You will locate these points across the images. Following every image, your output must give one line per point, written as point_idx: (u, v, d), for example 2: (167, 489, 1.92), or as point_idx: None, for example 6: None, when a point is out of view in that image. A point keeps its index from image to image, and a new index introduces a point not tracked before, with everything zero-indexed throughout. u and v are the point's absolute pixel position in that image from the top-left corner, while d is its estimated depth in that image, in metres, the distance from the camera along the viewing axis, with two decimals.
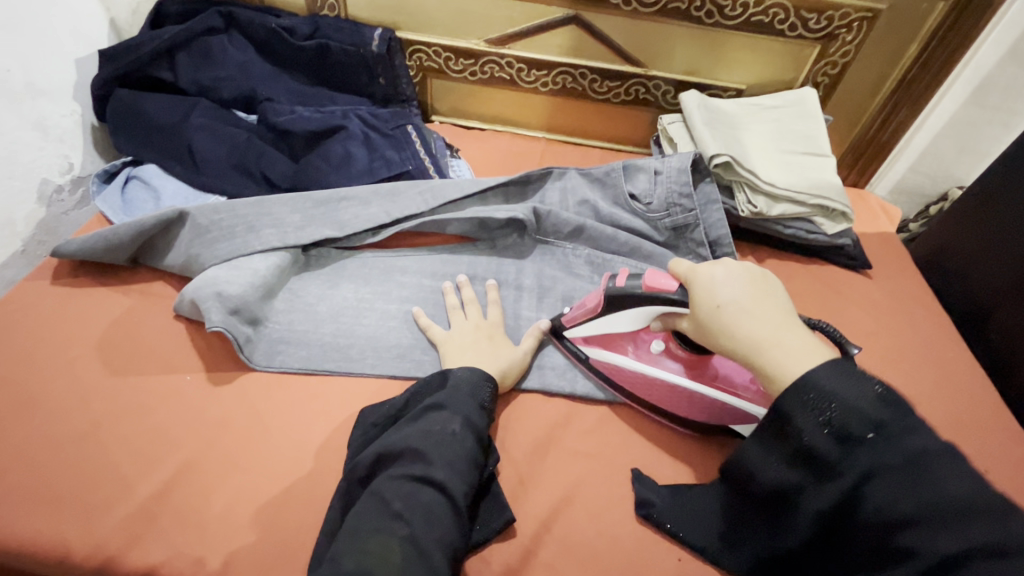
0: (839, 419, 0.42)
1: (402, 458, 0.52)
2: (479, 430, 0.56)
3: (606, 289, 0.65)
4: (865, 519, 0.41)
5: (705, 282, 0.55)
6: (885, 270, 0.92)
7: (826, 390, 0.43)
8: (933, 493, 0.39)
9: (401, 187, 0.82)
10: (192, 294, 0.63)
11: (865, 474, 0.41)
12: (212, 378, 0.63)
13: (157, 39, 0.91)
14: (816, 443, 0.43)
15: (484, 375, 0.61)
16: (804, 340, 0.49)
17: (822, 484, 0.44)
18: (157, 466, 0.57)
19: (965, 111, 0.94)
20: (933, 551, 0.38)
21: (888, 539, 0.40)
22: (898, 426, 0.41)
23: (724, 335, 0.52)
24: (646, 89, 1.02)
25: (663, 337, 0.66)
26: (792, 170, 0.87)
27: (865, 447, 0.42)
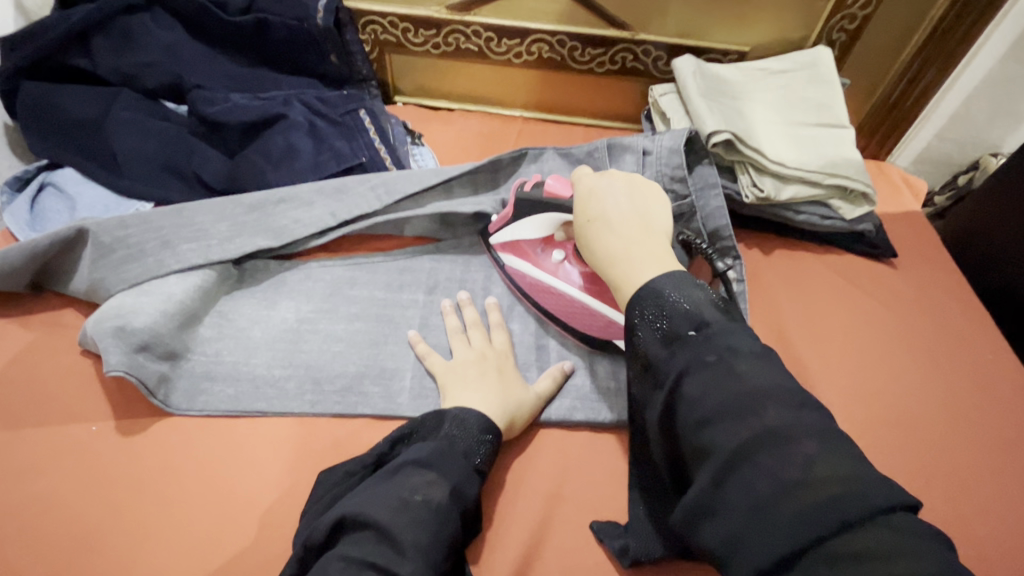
0: (666, 322, 0.43)
1: (367, 534, 0.41)
2: (465, 503, 0.46)
3: (515, 196, 0.64)
4: (680, 425, 0.40)
5: (586, 194, 0.54)
6: (912, 257, 0.81)
7: (660, 299, 0.44)
8: (737, 383, 0.38)
9: (350, 183, 0.71)
10: (91, 331, 0.54)
11: (682, 372, 0.40)
12: (121, 428, 0.54)
13: (66, 21, 0.79)
14: (649, 348, 0.44)
15: (485, 426, 0.51)
16: (657, 254, 0.49)
17: (655, 392, 0.43)
18: (53, 539, 0.48)
19: (1002, 68, 0.82)
20: (725, 443, 0.36)
21: (692, 438, 0.39)
22: (720, 328, 0.41)
23: (588, 250, 0.52)
24: (635, 56, 0.89)
25: (568, 249, 0.63)
26: (804, 146, 0.75)
27: (686, 346, 0.42)
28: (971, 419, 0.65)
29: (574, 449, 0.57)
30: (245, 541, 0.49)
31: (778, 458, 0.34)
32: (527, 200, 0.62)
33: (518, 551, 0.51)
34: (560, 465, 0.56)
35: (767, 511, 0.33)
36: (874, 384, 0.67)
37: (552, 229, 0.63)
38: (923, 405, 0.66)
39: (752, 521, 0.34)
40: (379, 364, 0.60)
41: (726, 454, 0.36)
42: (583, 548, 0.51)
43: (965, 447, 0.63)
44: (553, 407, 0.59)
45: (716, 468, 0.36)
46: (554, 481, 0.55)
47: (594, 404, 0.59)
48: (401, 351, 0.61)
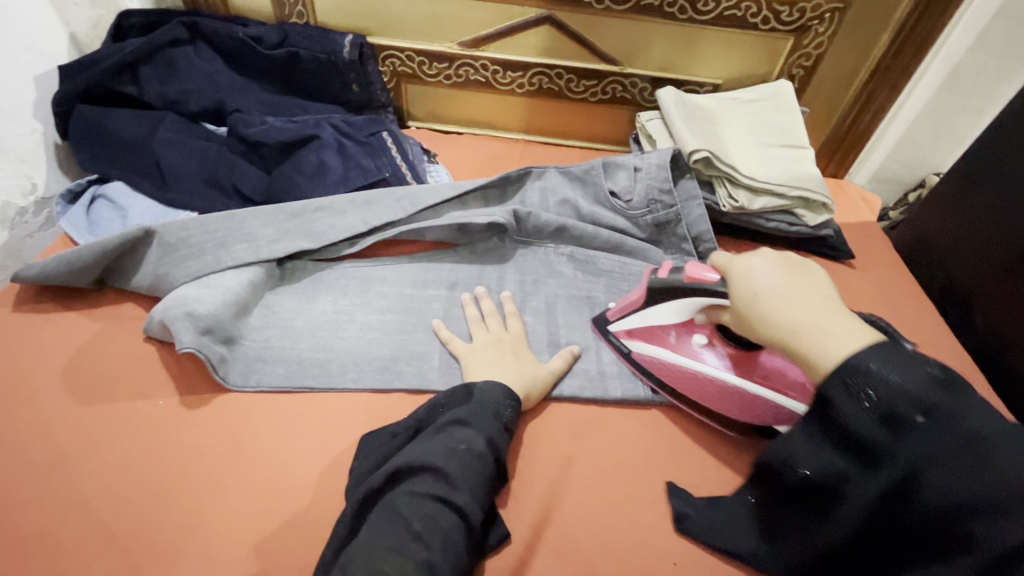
0: (884, 402, 0.42)
1: (424, 474, 0.51)
2: (499, 453, 0.55)
3: (647, 283, 0.66)
4: (921, 509, 0.41)
5: (742, 272, 0.54)
6: (868, 260, 0.92)
7: (875, 374, 0.42)
8: (990, 477, 0.39)
9: (377, 195, 0.80)
10: (162, 316, 0.61)
11: (920, 462, 0.41)
12: (185, 402, 0.61)
13: (119, 52, 0.88)
14: (861, 428, 0.43)
15: (507, 394, 0.59)
16: (848, 324, 0.47)
17: (874, 471, 0.43)
18: (129, 495, 0.55)
19: (936, 100, 0.96)
20: (994, 542, 0.38)
21: (941, 526, 0.41)
22: (949, 410, 0.41)
23: (761, 323, 0.51)
24: (623, 88, 1.02)
25: (706, 332, 0.65)
26: (771, 163, 0.87)
27: (913, 430, 0.41)
28: None
29: (586, 419, 0.66)
30: (303, 496, 0.56)
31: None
32: (658, 286, 0.64)
33: (539, 501, 0.59)
34: (571, 431, 0.64)
35: None
36: None
37: (690, 315, 0.64)
38: None
39: None
40: (409, 348, 0.68)
41: (996, 552, 0.38)
42: (595, 500, 0.59)
43: None
44: (563, 386, 0.67)
45: (984, 562, 0.38)
46: (567, 446, 0.63)
47: (600, 382, 0.68)
48: (428, 337, 0.70)
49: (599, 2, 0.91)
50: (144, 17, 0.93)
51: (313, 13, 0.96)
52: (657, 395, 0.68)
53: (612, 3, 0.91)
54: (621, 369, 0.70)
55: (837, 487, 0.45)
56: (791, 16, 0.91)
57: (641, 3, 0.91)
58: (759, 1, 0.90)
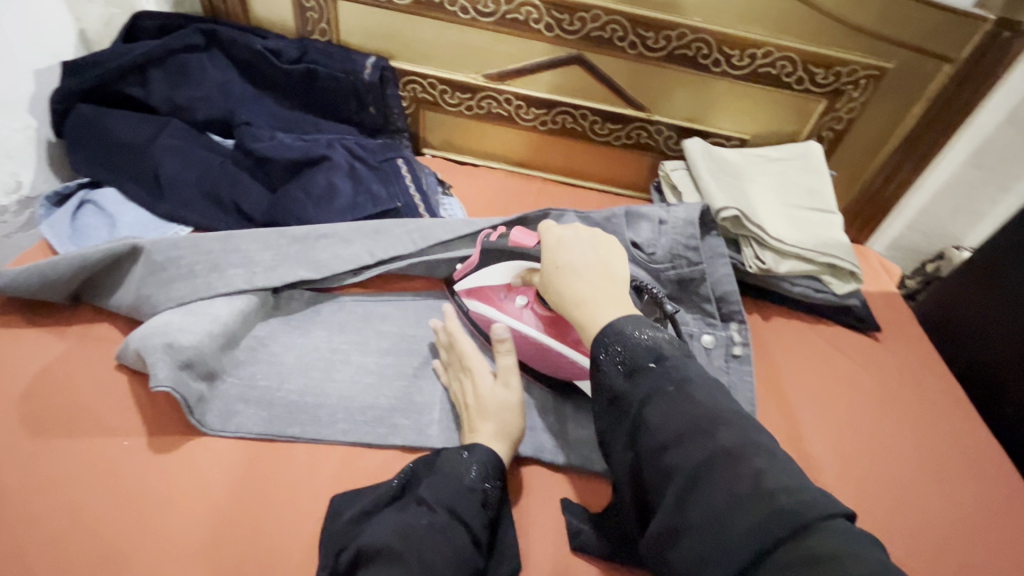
0: (628, 356, 0.46)
1: (379, 558, 0.44)
2: (469, 526, 0.48)
3: (482, 243, 0.71)
4: (643, 447, 0.43)
5: (553, 243, 0.57)
6: (892, 332, 0.88)
7: (621, 334, 0.47)
8: (694, 410, 0.42)
9: (386, 226, 0.74)
10: (138, 344, 0.55)
11: (644, 403, 0.44)
12: (154, 445, 0.54)
13: (129, 53, 0.84)
14: (611, 382, 0.47)
15: (486, 458, 0.52)
16: (620, 302, 0.51)
17: (620, 421, 0.46)
18: (77, 551, 0.47)
19: (962, 173, 0.95)
20: (686, 465, 0.40)
21: (654, 465, 0.42)
22: (674, 360, 0.46)
23: (556, 294, 0.55)
24: (648, 134, 0.99)
25: (530, 294, 0.65)
26: (799, 226, 0.84)
27: (647, 376, 0.45)
28: (954, 487, 0.70)
29: (595, 492, 0.59)
30: (282, 566, 0.49)
31: (731, 475, 0.38)
32: (492, 248, 0.71)
33: None
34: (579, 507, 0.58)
35: (723, 525, 0.36)
36: (864, 442, 0.73)
37: (513, 276, 0.66)
38: (910, 468, 0.71)
39: (712, 540, 0.36)
40: (408, 397, 0.62)
41: (686, 475, 0.39)
42: None
43: (949, 512, 0.68)
44: (569, 453, 0.61)
45: (679, 489, 0.39)
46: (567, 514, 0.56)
47: None
48: (429, 386, 0.63)
49: (633, 47, 0.89)
50: (159, 19, 0.88)
51: (336, 31, 0.93)
52: None
53: (646, 49, 0.89)
54: None
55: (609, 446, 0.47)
56: (826, 79, 0.89)
57: (676, 52, 0.89)
58: (796, 61, 0.88)
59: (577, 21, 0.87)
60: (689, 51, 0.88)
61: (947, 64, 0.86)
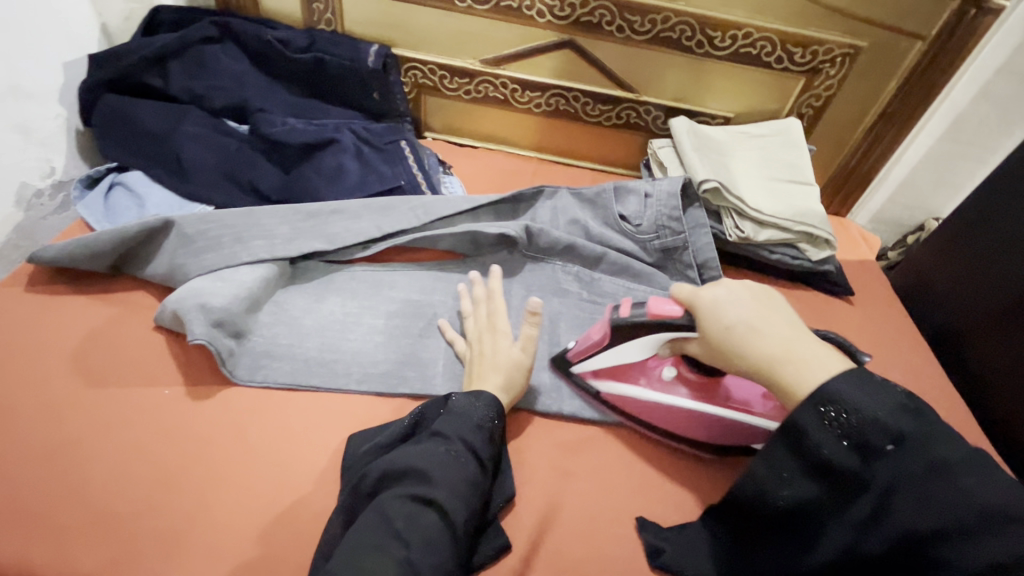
0: (857, 432, 0.43)
1: (405, 477, 0.52)
2: (478, 456, 0.55)
3: (610, 319, 0.63)
4: (896, 534, 0.42)
5: (709, 305, 0.54)
6: (867, 297, 0.94)
7: (848, 403, 0.44)
8: (960, 504, 0.41)
9: (392, 203, 0.82)
10: (175, 305, 0.62)
11: (893, 489, 0.43)
12: (191, 393, 0.61)
13: (150, 46, 0.90)
14: (833, 456, 0.44)
15: (488, 401, 0.59)
16: (815, 351, 0.49)
17: (851, 499, 0.45)
18: (132, 480, 0.55)
19: (939, 147, 0.98)
20: (964, 563, 0.40)
21: (917, 553, 0.42)
22: (918, 438, 0.43)
23: (738, 358, 0.51)
24: (637, 114, 1.04)
25: (674, 363, 0.63)
26: (777, 197, 0.89)
27: (885, 459, 0.43)
28: None
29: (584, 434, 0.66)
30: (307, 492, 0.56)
31: None
32: (620, 321, 0.62)
33: (538, 513, 0.58)
34: (571, 444, 0.64)
35: None
36: None
37: (655, 349, 0.61)
38: None
39: None
40: (415, 353, 0.69)
41: (962, 573, 0.40)
42: (597, 515, 0.59)
43: None
44: (561, 402, 0.67)
45: None
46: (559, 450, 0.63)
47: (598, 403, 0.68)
48: (434, 343, 0.70)
49: (621, 31, 0.94)
50: (176, 13, 0.95)
51: (341, 21, 0.99)
52: None
53: (633, 33, 0.94)
54: None
55: (819, 516, 0.46)
56: (803, 58, 0.94)
57: (662, 35, 0.94)
58: (774, 42, 0.93)
59: (567, 7, 0.92)
60: (674, 34, 0.93)
61: (919, 42, 0.91)
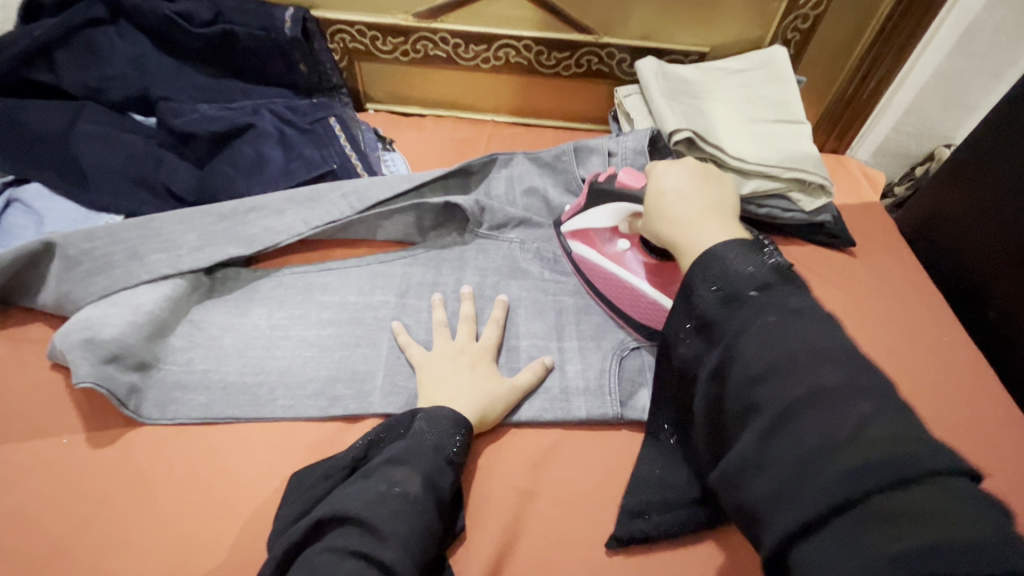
0: (726, 280, 0.41)
1: (348, 525, 0.43)
2: (441, 493, 0.47)
3: (590, 184, 0.67)
4: (732, 378, 0.38)
5: (658, 170, 0.54)
6: (871, 246, 0.84)
7: (720, 258, 0.42)
8: (795, 343, 0.36)
9: (320, 190, 0.71)
10: (60, 343, 0.54)
11: (738, 332, 0.38)
12: (92, 441, 0.54)
13: (28, 35, 0.78)
14: (704, 307, 0.42)
15: (456, 421, 0.52)
16: (728, 226, 0.47)
17: (709, 349, 0.41)
18: (25, 550, 0.48)
19: (949, 63, 0.85)
20: (774, 401, 0.35)
21: (740, 397, 0.37)
22: (782, 289, 0.39)
23: (659, 221, 0.51)
24: (600, 59, 0.91)
25: (633, 240, 0.65)
26: (763, 141, 0.77)
27: (746, 305, 0.39)
28: (933, 399, 0.67)
29: (549, 442, 0.58)
30: (224, 547, 0.49)
31: (830, 415, 0.33)
32: (600, 188, 0.65)
33: (492, 545, 0.51)
34: (532, 457, 0.56)
35: (813, 465, 0.32)
36: None
37: (621, 219, 0.64)
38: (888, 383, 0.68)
39: (799, 474, 0.32)
40: (351, 366, 0.60)
41: (776, 411, 0.34)
42: (560, 535, 0.52)
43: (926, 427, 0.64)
44: (526, 407, 0.59)
45: (765, 423, 0.35)
46: (516, 468, 0.55)
47: (563, 402, 0.60)
48: (373, 352, 0.62)
49: None
50: None
51: None
52: (626, 412, 0.59)
53: None
54: (587, 384, 0.61)
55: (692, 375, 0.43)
56: None
57: None
58: None
59: None
60: None
61: None
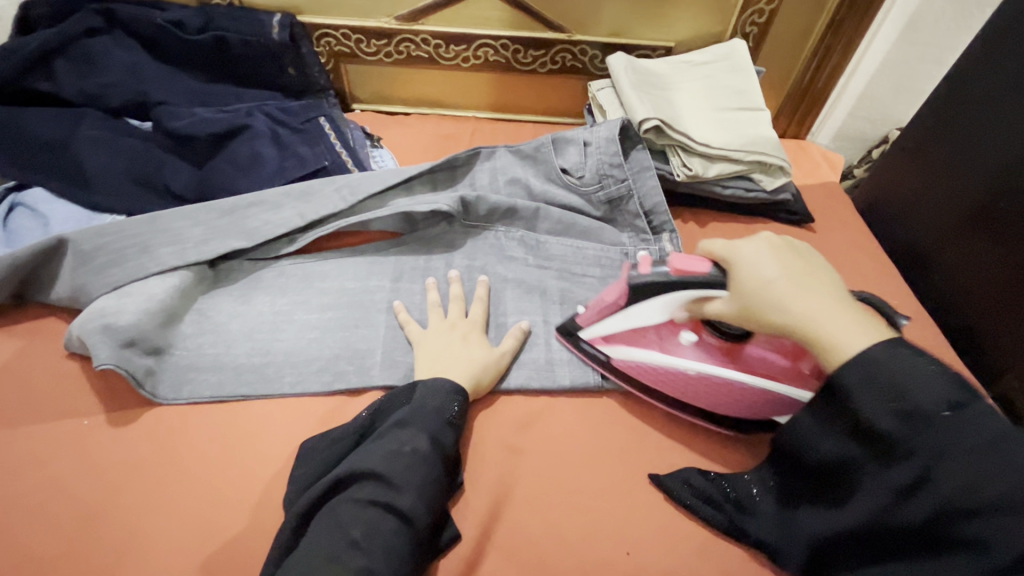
0: (907, 397, 0.42)
1: (365, 479, 0.48)
2: (445, 450, 0.52)
3: (628, 279, 0.59)
4: (936, 504, 0.41)
5: (746, 259, 0.52)
6: (829, 222, 0.90)
7: (892, 371, 0.42)
8: (1010, 482, 0.39)
9: (315, 186, 0.75)
10: (79, 331, 0.58)
11: (938, 459, 0.41)
12: (113, 419, 0.58)
13: (27, 46, 0.81)
14: (878, 421, 0.43)
15: (453, 388, 0.56)
16: (856, 314, 0.47)
17: (893, 466, 0.43)
18: (58, 518, 0.52)
19: (896, 52, 0.93)
20: (1006, 549, 0.38)
21: (953, 529, 0.41)
22: (977, 410, 0.41)
23: (784, 317, 0.48)
24: (573, 56, 0.97)
25: (694, 328, 0.60)
26: (726, 128, 0.83)
27: (933, 426, 0.41)
28: None
29: (538, 408, 0.63)
30: (244, 508, 0.53)
31: None
32: (646, 283, 0.58)
33: (488, 496, 0.56)
34: (521, 420, 0.62)
35: None
36: None
37: (675, 310, 0.58)
38: None
39: None
40: (351, 345, 0.65)
41: (1002, 559, 0.38)
42: (551, 488, 0.57)
43: None
44: (515, 376, 0.64)
45: (988, 565, 0.39)
46: (508, 431, 0.61)
47: (549, 371, 0.65)
48: (372, 332, 0.66)
49: None
50: (51, 6, 0.86)
51: None
52: (606, 382, 0.65)
53: None
54: (571, 355, 0.66)
55: (854, 474, 0.46)
56: None
57: None
58: None
59: None
60: None
61: None
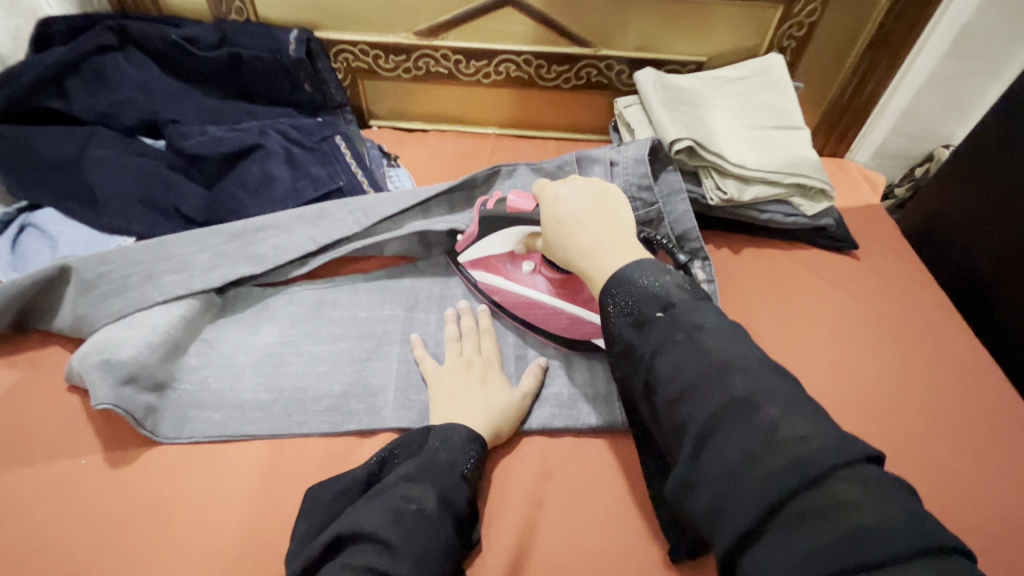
0: (635, 306, 0.45)
1: (365, 543, 0.43)
2: (455, 506, 0.48)
3: (480, 213, 0.66)
4: (658, 400, 0.42)
5: (551, 198, 0.57)
6: (874, 248, 0.84)
7: (628, 284, 0.46)
8: (706, 359, 0.40)
9: (329, 208, 0.72)
10: (78, 366, 0.55)
11: (655, 354, 0.43)
12: (110, 460, 0.55)
13: (41, 63, 0.80)
14: (619, 332, 0.46)
15: (469, 436, 0.52)
16: (626, 248, 0.51)
17: (632, 376, 0.45)
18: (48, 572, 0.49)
19: (944, 66, 0.86)
20: (697, 416, 0.38)
21: (670, 416, 0.41)
22: (686, 308, 0.44)
23: (561, 248, 0.54)
24: (599, 71, 0.93)
25: (535, 259, 0.65)
26: (763, 148, 0.78)
27: (656, 326, 0.44)
28: (943, 400, 0.67)
29: (560, 455, 0.58)
30: (241, 563, 0.49)
31: (744, 425, 0.36)
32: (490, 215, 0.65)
33: (506, 557, 0.51)
34: (542, 468, 0.57)
35: (739, 474, 0.35)
36: (841, 366, 0.69)
37: (515, 243, 0.65)
38: (896, 381, 0.68)
39: (727, 487, 0.35)
40: (362, 380, 0.61)
41: (699, 427, 0.38)
42: (572, 548, 0.52)
43: (930, 425, 0.64)
44: (535, 416, 0.59)
45: (693, 439, 0.38)
46: (527, 479, 0.56)
47: (573, 409, 0.60)
48: (384, 366, 0.62)
49: None
50: (67, 23, 0.84)
51: (252, 8, 0.88)
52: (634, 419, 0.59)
53: None
54: (595, 392, 0.61)
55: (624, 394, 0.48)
56: None
57: None
58: None
59: None
60: None
61: None
